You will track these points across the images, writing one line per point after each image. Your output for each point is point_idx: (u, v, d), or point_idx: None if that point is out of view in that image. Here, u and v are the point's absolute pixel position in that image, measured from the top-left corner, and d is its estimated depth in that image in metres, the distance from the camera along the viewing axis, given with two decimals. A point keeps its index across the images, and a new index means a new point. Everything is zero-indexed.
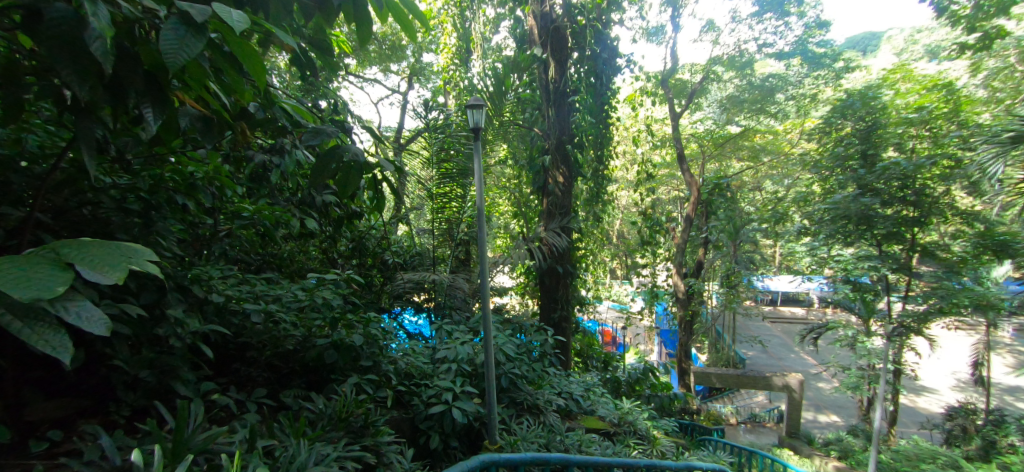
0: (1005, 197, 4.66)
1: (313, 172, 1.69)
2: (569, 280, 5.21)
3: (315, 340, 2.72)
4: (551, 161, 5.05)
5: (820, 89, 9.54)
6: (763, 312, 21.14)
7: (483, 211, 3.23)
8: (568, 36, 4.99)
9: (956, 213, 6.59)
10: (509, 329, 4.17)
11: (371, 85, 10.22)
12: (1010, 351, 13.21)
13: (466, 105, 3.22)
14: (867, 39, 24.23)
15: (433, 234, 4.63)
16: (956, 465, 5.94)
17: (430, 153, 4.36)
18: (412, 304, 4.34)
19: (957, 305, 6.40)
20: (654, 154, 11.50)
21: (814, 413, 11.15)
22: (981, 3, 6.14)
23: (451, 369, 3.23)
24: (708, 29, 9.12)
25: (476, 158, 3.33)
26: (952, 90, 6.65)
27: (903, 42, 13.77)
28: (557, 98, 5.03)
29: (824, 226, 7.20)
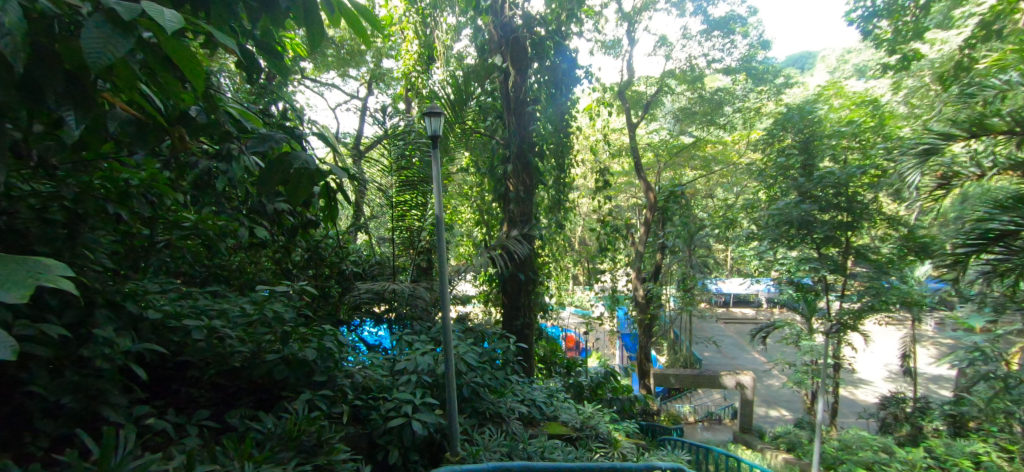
0: (923, 204, 4.98)
1: (260, 179, 1.67)
2: (532, 287, 5.25)
3: (264, 355, 2.66)
4: (512, 171, 5.08)
5: (764, 103, 9.92)
6: (717, 314, 21.96)
7: (442, 221, 3.22)
8: (528, 47, 5.05)
9: (883, 218, 7.03)
10: (471, 337, 4.16)
11: (328, 89, 10.01)
12: (934, 343, 14.32)
13: (424, 113, 3.23)
14: (804, 58, 26.08)
15: (393, 243, 4.60)
16: (889, 450, 6.31)
17: (390, 160, 4.32)
18: (372, 316, 4.29)
19: (887, 303, 6.91)
20: (612, 163, 11.80)
21: (765, 408, 11.64)
22: (900, 28, 6.62)
23: (411, 381, 3.20)
24: (661, 44, 9.51)
25: (433, 165, 3.33)
26: (877, 106, 7.24)
27: (836, 62, 14.81)
28: (517, 106, 5.10)
29: (767, 231, 7.55)
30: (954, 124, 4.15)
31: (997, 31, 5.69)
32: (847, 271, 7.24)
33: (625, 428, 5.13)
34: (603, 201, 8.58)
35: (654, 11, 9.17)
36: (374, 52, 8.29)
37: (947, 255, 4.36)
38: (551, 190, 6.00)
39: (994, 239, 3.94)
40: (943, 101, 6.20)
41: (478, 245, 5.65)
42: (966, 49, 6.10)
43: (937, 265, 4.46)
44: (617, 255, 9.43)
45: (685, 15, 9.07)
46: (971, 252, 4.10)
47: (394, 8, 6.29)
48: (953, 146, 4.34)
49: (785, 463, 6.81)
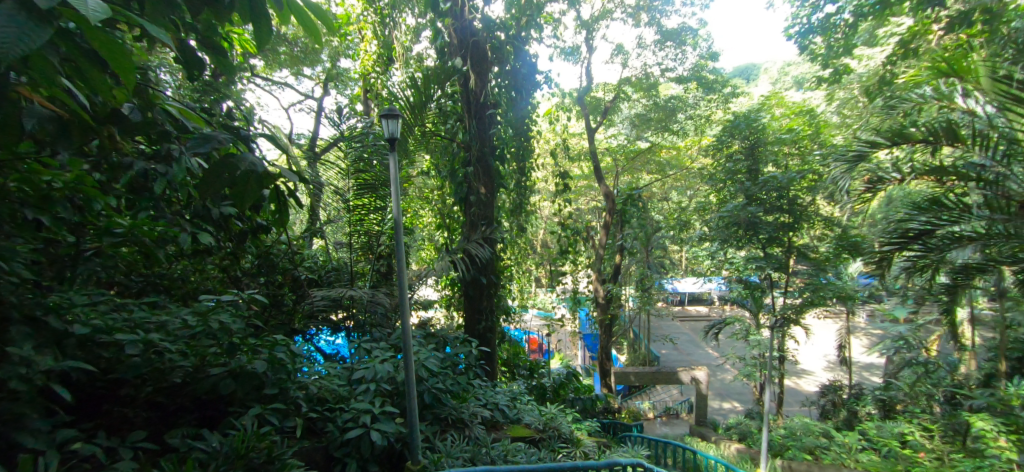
0: (852, 207, 5.09)
1: (204, 185, 1.59)
2: (494, 290, 5.27)
3: (209, 370, 2.57)
4: (473, 174, 5.10)
5: (714, 111, 10.36)
6: (672, 312, 22.66)
7: (401, 225, 3.19)
8: (487, 50, 5.09)
9: (821, 219, 7.48)
10: (432, 342, 4.14)
11: (280, 88, 9.72)
12: (866, 335, 15.36)
13: (381, 115, 3.20)
14: (749, 70, 27.37)
15: (351, 248, 4.53)
16: (829, 434, 6.68)
17: (346, 163, 4.25)
18: (329, 324, 4.29)
19: (824, 297, 7.43)
20: (572, 166, 12.00)
21: (719, 401, 12.11)
22: (832, 44, 7.10)
23: (369, 390, 3.15)
24: (618, 52, 9.77)
25: (392, 167, 3.30)
26: (813, 116, 7.95)
27: (778, 73, 15.69)
28: (477, 108, 5.09)
29: (717, 232, 7.86)
30: (880, 132, 4.48)
31: (913, 50, 6.43)
32: (791, 269, 7.64)
33: (586, 427, 5.23)
34: (563, 204, 8.67)
35: (611, 20, 9.42)
36: (330, 51, 8.12)
37: (874, 253, 4.65)
38: (513, 193, 6.04)
39: (914, 238, 4.32)
40: (870, 112, 6.69)
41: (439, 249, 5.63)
42: (888, 65, 6.66)
43: (865, 260, 4.80)
44: (577, 257, 9.57)
45: (640, 25, 9.37)
46: (895, 248, 4.45)
47: (351, 7, 6.19)
48: (878, 154, 4.64)
49: (738, 452, 7.10)
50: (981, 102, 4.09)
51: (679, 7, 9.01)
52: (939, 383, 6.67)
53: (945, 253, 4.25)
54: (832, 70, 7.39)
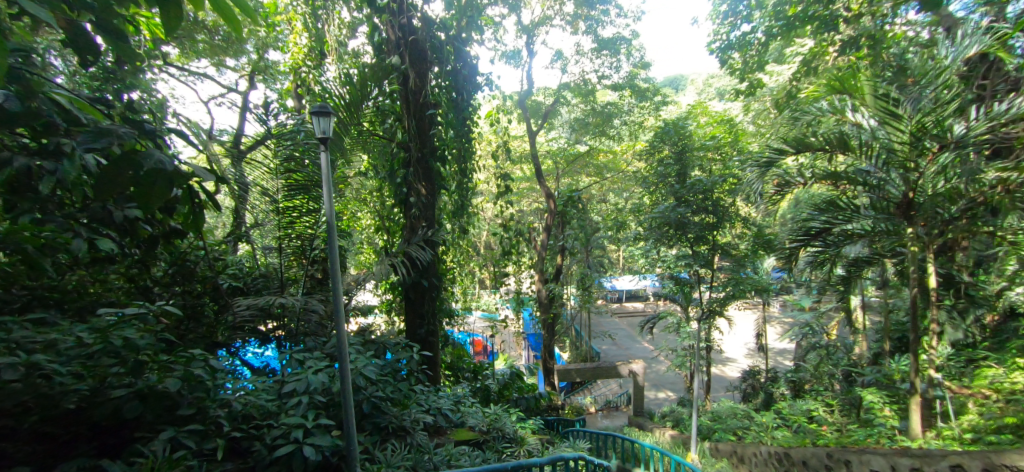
0: (766, 207, 5.52)
1: (98, 184, 1.48)
2: (435, 293, 5.23)
3: (110, 392, 2.37)
4: (412, 175, 5.06)
5: (646, 118, 10.86)
6: (611, 309, 23.44)
7: (334, 227, 3.12)
8: (427, 50, 5.08)
9: (742, 220, 8.03)
10: (371, 349, 4.01)
11: (198, 80, 9.16)
12: (782, 323, 16.70)
13: (311, 112, 3.05)
14: (680, 79, 28.90)
15: (282, 254, 4.34)
16: (750, 416, 7.18)
17: (275, 163, 4.06)
18: (256, 335, 4.06)
19: (745, 291, 7.92)
20: (512, 168, 12.15)
21: (654, 391, 12.69)
22: (749, 60, 7.81)
23: (302, 403, 3.02)
24: (557, 59, 10.04)
25: (324, 167, 3.19)
26: (732, 124, 8.69)
27: (703, 84, 16.76)
28: (417, 108, 5.02)
29: (651, 232, 8.25)
30: (786, 140, 4.91)
31: (814, 68, 7.13)
32: (716, 265, 8.17)
33: (530, 425, 5.33)
34: (505, 206, 8.73)
35: (550, 27, 9.65)
36: (256, 42, 7.72)
37: (783, 249, 5.05)
38: (455, 195, 6.02)
39: (814, 235, 4.82)
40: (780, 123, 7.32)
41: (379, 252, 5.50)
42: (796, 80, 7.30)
43: (776, 255, 5.24)
44: (519, 258, 9.69)
45: (578, 33, 9.67)
46: (800, 245, 4.88)
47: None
48: (785, 160, 5.07)
49: (671, 438, 7.48)
50: (866, 117, 4.55)
51: (614, 18, 9.39)
52: (841, 363, 7.41)
53: (840, 248, 4.79)
54: (748, 83, 7.96)
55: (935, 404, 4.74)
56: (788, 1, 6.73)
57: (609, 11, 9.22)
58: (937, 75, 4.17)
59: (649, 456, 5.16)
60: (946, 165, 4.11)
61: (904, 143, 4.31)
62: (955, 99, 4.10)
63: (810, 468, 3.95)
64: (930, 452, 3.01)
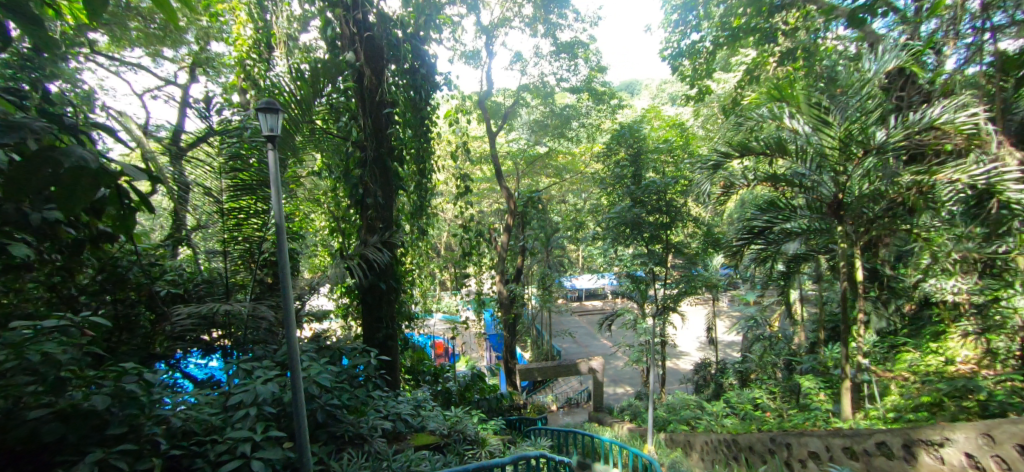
0: (715, 206, 5.75)
1: (14, 181, 1.44)
2: (393, 296, 5.14)
3: (27, 412, 2.12)
4: (369, 175, 4.89)
5: (603, 121, 11.11)
6: (570, 308, 23.82)
7: (284, 230, 3.00)
8: (384, 48, 5.01)
9: (694, 220, 8.32)
10: (326, 355, 3.86)
11: (132, 70, 8.64)
12: (731, 318, 17.49)
13: (258, 108, 2.89)
14: (634, 84, 29.75)
15: (228, 259, 4.11)
16: (702, 406, 7.46)
17: (219, 162, 3.85)
18: (200, 345, 3.90)
19: (696, 288, 8.19)
20: (472, 169, 12.13)
21: (612, 387, 13.00)
22: (699, 67, 8.12)
23: (249, 415, 2.89)
24: (517, 60, 10.10)
25: (273, 166, 3.00)
26: (684, 129, 9.02)
27: (657, 89, 17.32)
28: (373, 107, 4.94)
29: (609, 232, 8.44)
30: (731, 144, 5.15)
31: (756, 77, 7.52)
32: (670, 263, 8.44)
33: (491, 426, 5.35)
34: (465, 207, 8.69)
35: (509, 28, 9.71)
36: (198, 33, 7.32)
37: (728, 246, 5.36)
38: (413, 196, 5.96)
39: (757, 233, 5.11)
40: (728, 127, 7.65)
41: (334, 254, 5.36)
42: (742, 87, 7.64)
43: (723, 252, 5.52)
44: (479, 259, 9.68)
45: (537, 36, 9.77)
46: (744, 243, 5.19)
47: None
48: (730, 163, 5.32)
49: (629, 432, 7.68)
50: (800, 123, 4.83)
51: (572, 23, 9.55)
52: (783, 353, 7.83)
53: (780, 246, 5.08)
54: (698, 89, 8.28)
55: (864, 388, 5.09)
56: (734, 12, 7.08)
57: (567, 16, 9.37)
58: (863, 85, 4.48)
59: (608, 451, 5.29)
60: (870, 169, 4.42)
61: (834, 148, 4.59)
62: (877, 108, 4.40)
63: (757, 453, 4.15)
64: (859, 431, 3.25)
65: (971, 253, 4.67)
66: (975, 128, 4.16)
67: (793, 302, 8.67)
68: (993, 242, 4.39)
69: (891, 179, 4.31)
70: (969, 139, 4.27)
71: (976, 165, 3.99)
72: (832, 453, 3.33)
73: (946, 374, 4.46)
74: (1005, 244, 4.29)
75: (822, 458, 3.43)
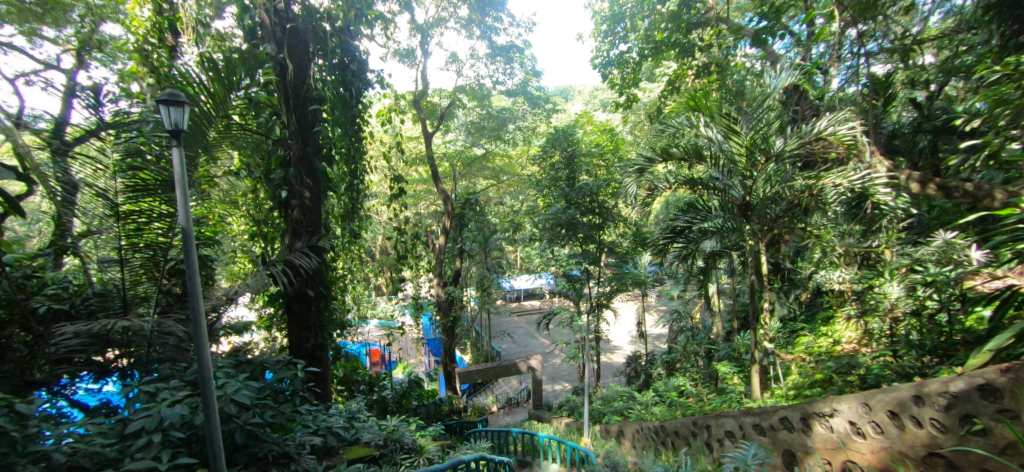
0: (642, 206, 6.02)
1: None
2: (323, 304, 4.87)
3: None
4: (295, 174, 4.59)
5: (538, 124, 11.34)
6: (509, 308, 24.05)
7: (192, 236, 2.81)
8: (309, 40, 4.79)
9: (624, 220, 8.67)
10: (246, 371, 3.62)
11: (5, 52, 7.66)
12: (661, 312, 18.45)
13: (159, 101, 2.71)
14: (569, 90, 30.63)
15: (126, 270, 3.71)
16: (633, 397, 7.81)
17: (113, 159, 3.47)
18: (92, 369, 3.39)
19: (627, 285, 8.55)
20: (407, 170, 11.93)
21: (551, 384, 13.29)
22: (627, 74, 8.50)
23: (153, 443, 2.66)
24: (452, 61, 10.08)
25: (176, 162, 2.80)
26: (614, 134, 9.41)
27: (590, 95, 17.96)
28: (298, 102, 4.69)
29: (545, 233, 8.63)
30: (655, 149, 5.43)
31: (678, 87, 8.00)
32: (603, 262, 8.73)
33: (429, 432, 5.30)
34: (400, 208, 8.53)
35: (445, 28, 9.69)
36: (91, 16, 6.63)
37: (653, 244, 5.66)
38: (344, 198, 5.81)
39: (678, 232, 5.44)
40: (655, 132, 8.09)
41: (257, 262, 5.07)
42: (667, 95, 8.10)
43: (650, 250, 5.82)
44: (416, 262, 9.53)
45: (472, 37, 9.81)
46: (668, 241, 5.51)
47: None
48: (654, 166, 5.62)
49: (567, 426, 7.90)
50: (714, 132, 5.05)
51: (507, 27, 9.68)
52: (705, 343, 8.38)
53: (700, 244, 5.42)
54: (627, 96, 8.66)
55: (773, 372, 5.57)
56: (657, 27, 7.51)
57: (502, 19, 9.52)
58: (764, 98, 4.87)
59: (547, 447, 5.42)
60: (771, 175, 4.86)
61: (743, 154, 4.94)
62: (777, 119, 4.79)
63: (682, 436, 4.41)
64: (768, 408, 3.50)
65: (852, 248, 5.37)
66: (852, 138, 4.71)
67: (713, 295, 9.29)
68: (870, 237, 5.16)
69: (787, 184, 4.75)
70: (849, 148, 4.84)
71: (854, 170, 4.59)
72: (745, 431, 3.56)
73: (838, 354, 4.97)
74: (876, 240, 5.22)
75: (736, 436, 3.68)
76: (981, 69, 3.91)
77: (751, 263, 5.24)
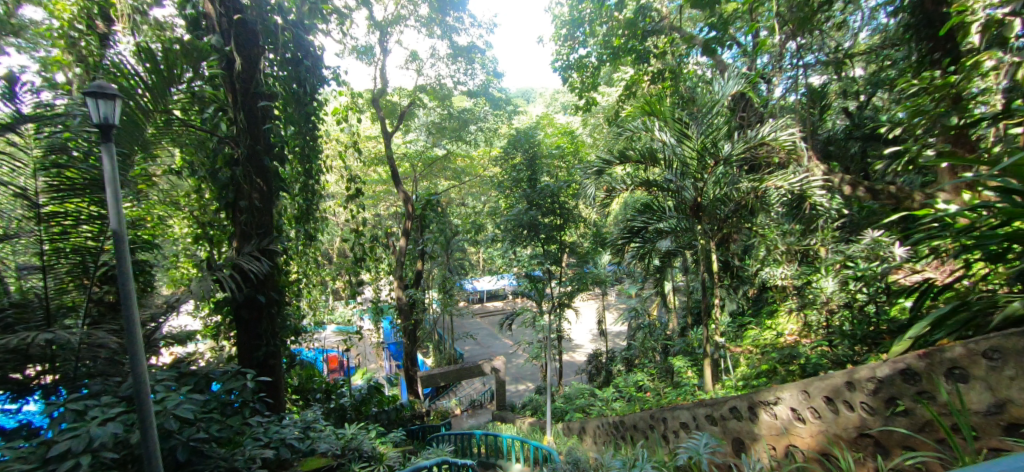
0: (601, 207, 6.14)
1: None
2: (275, 310, 4.65)
3: None
4: (242, 174, 4.35)
5: (500, 125, 11.37)
6: (472, 310, 24.01)
7: (125, 241, 2.66)
8: (259, 33, 4.54)
9: (584, 221, 8.81)
10: (189, 383, 3.44)
11: None
12: (622, 310, 18.88)
13: (85, 93, 2.55)
14: (530, 92, 30.93)
15: (49, 278, 3.42)
16: (593, 394, 7.98)
17: (37, 155, 3.24)
18: (10, 387, 3.09)
19: (587, 285, 8.70)
20: (367, 170, 11.72)
21: (514, 384, 13.35)
22: (587, 77, 8.66)
23: (81, 466, 2.45)
24: (412, 59, 9.98)
25: (106, 160, 2.67)
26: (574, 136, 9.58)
27: (551, 98, 18.16)
28: (246, 98, 4.39)
29: (507, 234, 8.68)
30: (612, 152, 5.57)
31: (635, 91, 8.21)
32: (564, 262, 8.85)
33: (390, 439, 5.21)
34: (358, 209, 8.35)
35: (404, 27, 9.58)
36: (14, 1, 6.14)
37: (611, 245, 5.80)
38: (299, 199, 5.70)
39: (635, 232, 5.59)
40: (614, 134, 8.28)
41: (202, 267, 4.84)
42: (624, 99, 8.29)
43: (609, 250, 5.95)
44: (376, 265, 9.35)
45: (433, 37, 9.73)
46: (625, 241, 5.64)
47: None
48: (612, 169, 5.76)
49: (530, 426, 7.95)
50: (667, 135, 5.29)
51: (468, 27, 9.69)
52: (662, 340, 8.65)
53: (656, 243, 5.58)
54: (587, 99, 8.82)
55: (725, 367, 5.80)
56: (615, 33, 7.72)
57: (463, 19, 9.52)
58: (713, 105, 5.09)
59: (510, 448, 5.44)
60: (719, 177, 5.13)
61: (693, 158, 5.15)
62: (722, 124, 5.03)
63: (639, 430, 4.55)
64: (718, 399, 3.65)
65: (793, 246, 5.80)
66: (793, 144, 4.97)
67: (669, 293, 9.60)
68: (807, 236, 5.60)
69: (733, 186, 5.03)
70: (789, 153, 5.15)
71: (793, 174, 4.82)
72: (697, 422, 3.71)
73: (783, 346, 5.22)
74: (813, 239, 5.65)
75: (689, 427, 3.83)
76: (904, 83, 4.20)
77: (703, 262, 5.45)
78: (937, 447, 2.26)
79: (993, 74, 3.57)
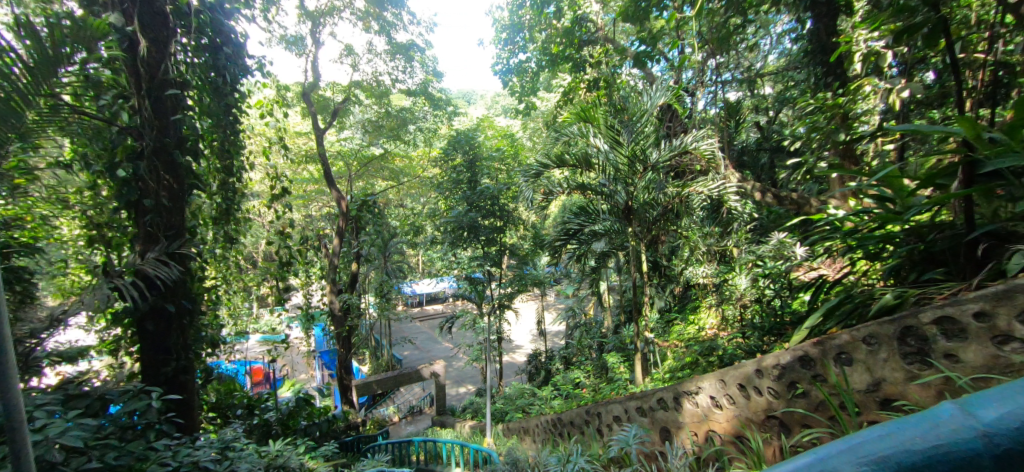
0: (539, 210, 6.25)
1: None
2: (186, 321, 4.32)
3: None
4: (147, 169, 3.99)
5: (440, 126, 11.28)
6: (411, 314, 23.58)
7: None
8: (170, 15, 4.21)
9: (523, 224, 8.92)
10: (81, 407, 3.11)
11: None
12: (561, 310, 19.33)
13: None
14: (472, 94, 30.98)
15: None
16: (532, 395, 8.09)
17: None
18: None
19: (526, 286, 8.81)
20: (298, 168, 11.25)
21: (454, 386, 13.27)
22: (526, 81, 8.81)
23: None
24: (347, 53, 9.70)
25: None
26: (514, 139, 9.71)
27: (491, 101, 18.31)
28: (154, 84, 4.05)
29: (446, 235, 8.63)
30: (549, 156, 5.70)
31: (572, 98, 8.46)
32: (504, 264, 8.91)
33: (322, 452, 4.99)
34: (287, 210, 7.99)
35: (338, 19, 9.29)
36: None
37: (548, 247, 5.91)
38: (217, 198, 5.36)
39: (571, 234, 5.73)
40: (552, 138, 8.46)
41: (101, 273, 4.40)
42: (562, 104, 8.50)
43: (546, 251, 6.05)
44: (307, 269, 8.95)
45: (369, 32, 9.52)
46: (561, 244, 5.76)
47: None
48: (549, 172, 5.92)
49: (470, 429, 7.92)
50: (600, 142, 5.49)
51: (406, 25, 9.57)
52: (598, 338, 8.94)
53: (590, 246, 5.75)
54: (526, 103, 8.97)
55: (656, 363, 6.08)
56: (553, 39, 7.92)
57: (401, 16, 9.38)
58: (642, 114, 5.33)
59: (448, 453, 5.39)
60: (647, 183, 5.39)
61: (624, 164, 5.34)
62: (650, 133, 5.29)
63: (576, 425, 4.69)
64: (647, 391, 3.85)
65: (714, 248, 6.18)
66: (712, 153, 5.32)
67: (604, 292, 9.94)
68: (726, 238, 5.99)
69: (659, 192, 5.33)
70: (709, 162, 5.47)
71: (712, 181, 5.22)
72: (629, 414, 3.89)
73: (704, 340, 5.58)
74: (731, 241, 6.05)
75: (621, 420, 4.00)
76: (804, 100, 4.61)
77: (633, 263, 5.68)
78: (829, 425, 2.49)
79: (873, 95, 3.98)
